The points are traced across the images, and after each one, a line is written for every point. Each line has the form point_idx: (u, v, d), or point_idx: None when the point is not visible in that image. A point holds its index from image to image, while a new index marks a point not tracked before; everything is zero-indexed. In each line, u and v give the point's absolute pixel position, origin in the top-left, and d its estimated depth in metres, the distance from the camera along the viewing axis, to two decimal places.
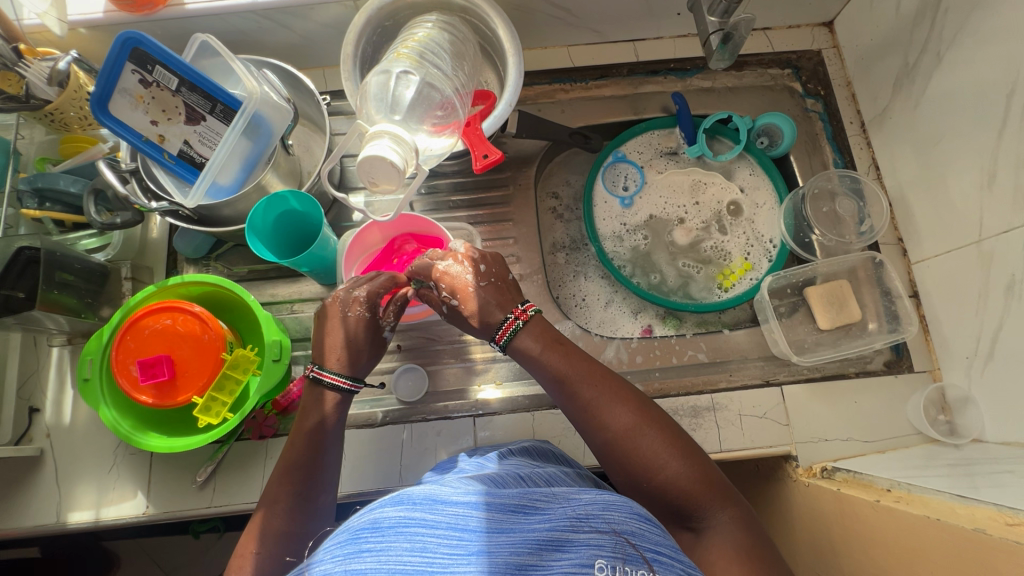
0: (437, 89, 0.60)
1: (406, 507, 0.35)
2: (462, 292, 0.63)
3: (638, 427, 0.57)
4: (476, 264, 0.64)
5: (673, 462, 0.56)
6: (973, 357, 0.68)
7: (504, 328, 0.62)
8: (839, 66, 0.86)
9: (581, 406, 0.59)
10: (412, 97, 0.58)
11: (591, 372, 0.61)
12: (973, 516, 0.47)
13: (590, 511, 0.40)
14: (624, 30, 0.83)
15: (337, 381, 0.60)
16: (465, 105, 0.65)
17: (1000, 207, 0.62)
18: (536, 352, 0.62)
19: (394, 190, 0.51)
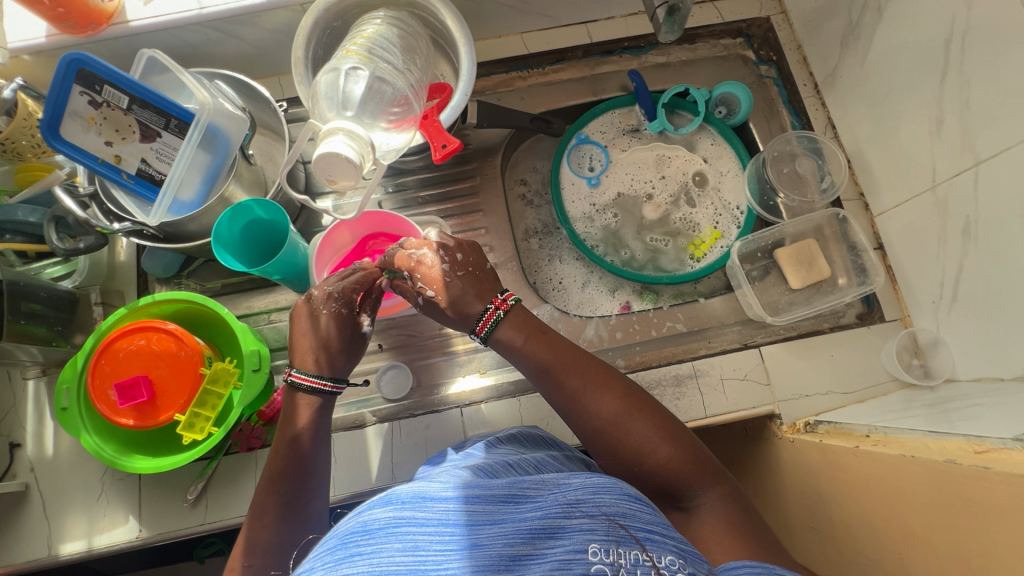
0: (388, 83, 0.60)
1: (395, 507, 0.35)
2: (437, 283, 0.63)
3: (625, 412, 0.58)
4: (449, 252, 0.64)
5: (662, 446, 0.56)
6: (938, 300, 0.70)
7: (484, 319, 0.63)
8: (788, 31, 0.87)
9: (569, 394, 0.60)
10: (363, 92, 0.59)
11: (577, 361, 0.61)
12: (944, 448, 0.48)
13: (581, 495, 0.40)
14: (574, 12, 0.84)
15: (315, 383, 0.61)
16: (421, 98, 0.66)
17: (949, 152, 0.64)
18: (520, 344, 0.62)
19: (353, 186, 0.51)
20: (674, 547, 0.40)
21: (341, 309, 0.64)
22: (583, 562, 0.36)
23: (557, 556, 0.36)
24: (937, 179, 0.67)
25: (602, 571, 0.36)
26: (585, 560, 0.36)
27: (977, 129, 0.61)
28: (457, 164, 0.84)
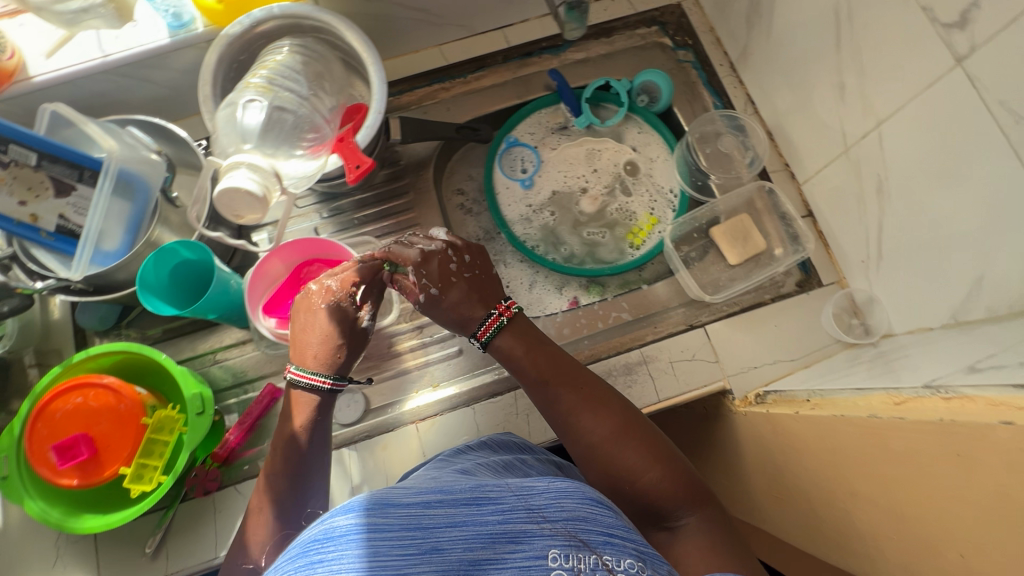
0: (289, 112, 0.61)
1: (356, 513, 0.35)
2: (443, 282, 0.64)
3: (620, 433, 0.57)
4: (456, 254, 0.65)
5: (652, 469, 0.55)
6: (867, 260, 0.71)
7: (487, 324, 0.64)
8: (699, 15, 0.89)
9: (562, 407, 0.60)
10: (263, 122, 0.60)
11: (575, 374, 0.62)
12: (868, 402, 0.49)
13: (544, 501, 0.40)
14: (487, 19, 0.85)
15: (314, 382, 0.61)
16: (329, 123, 0.67)
17: (854, 115, 0.66)
18: (519, 354, 0.63)
19: (260, 218, 0.50)
20: (636, 552, 0.39)
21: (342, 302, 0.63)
22: (542, 568, 0.36)
23: (517, 563, 0.36)
24: (849, 142, 0.68)
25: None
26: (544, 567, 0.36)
27: (874, 90, 0.62)
28: (390, 182, 0.85)
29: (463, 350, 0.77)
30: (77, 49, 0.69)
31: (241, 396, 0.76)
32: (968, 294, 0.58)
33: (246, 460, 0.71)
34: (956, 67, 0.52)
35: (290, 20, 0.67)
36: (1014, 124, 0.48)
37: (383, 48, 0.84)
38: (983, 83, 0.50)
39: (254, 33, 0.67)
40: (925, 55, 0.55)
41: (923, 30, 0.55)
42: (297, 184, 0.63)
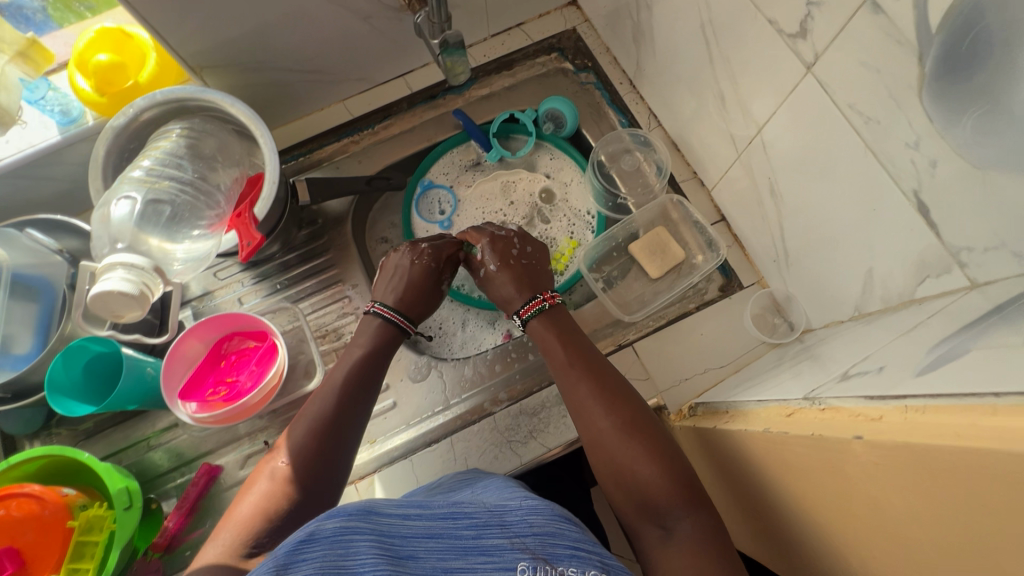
0: (165, 204, 0.63)
1: (342, 517, 0.39)
2: (504, 262, 0.74)
3: (627, 428, 0.58)
4: (519, 242, 0.76)
5: (652, 466, 0.55)
6: (777, 259, 0.72)
7: (528, 306, 0.71)
8: (595, 37, 0.91)
9: (575, 394, 0.62)
10: (137, 217, 0.61)
11: (597, 364, 0.64)
12: (764, 415, 0.50)
13: (515, 518, 0.44)
14: (385, 69, 0.86)
15: (394, 318, 0.70)
16: (217, 205, 0.69)
17: (739, 121, 0.68)
18: (547, 340, 0.68)
19: (142, 315, 0.50)
20: (600, 564, 0.43)
21: (428, 262, 0.74)
22: None
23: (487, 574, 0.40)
24: (741, 147, 0.70)
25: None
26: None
27: (750, 98, 0.64)
28: (310, 241, 0.85)
29: (398, 401, 0.77)
30: None
31: (179, 480, 0.75)
32: (864, 287, 0.59)
33: (188, 545, 0.70)
34: (808, 73, 0.53)
35: (175, 103, 0.68)
36: (865, 126, 0.49)
37: (286, 112, 0.85)
38: (833, 88, 0.51)
39: (143, 120, 0.68)
40: (781, 63, 0.57)
41: (773, 40, 0.56)
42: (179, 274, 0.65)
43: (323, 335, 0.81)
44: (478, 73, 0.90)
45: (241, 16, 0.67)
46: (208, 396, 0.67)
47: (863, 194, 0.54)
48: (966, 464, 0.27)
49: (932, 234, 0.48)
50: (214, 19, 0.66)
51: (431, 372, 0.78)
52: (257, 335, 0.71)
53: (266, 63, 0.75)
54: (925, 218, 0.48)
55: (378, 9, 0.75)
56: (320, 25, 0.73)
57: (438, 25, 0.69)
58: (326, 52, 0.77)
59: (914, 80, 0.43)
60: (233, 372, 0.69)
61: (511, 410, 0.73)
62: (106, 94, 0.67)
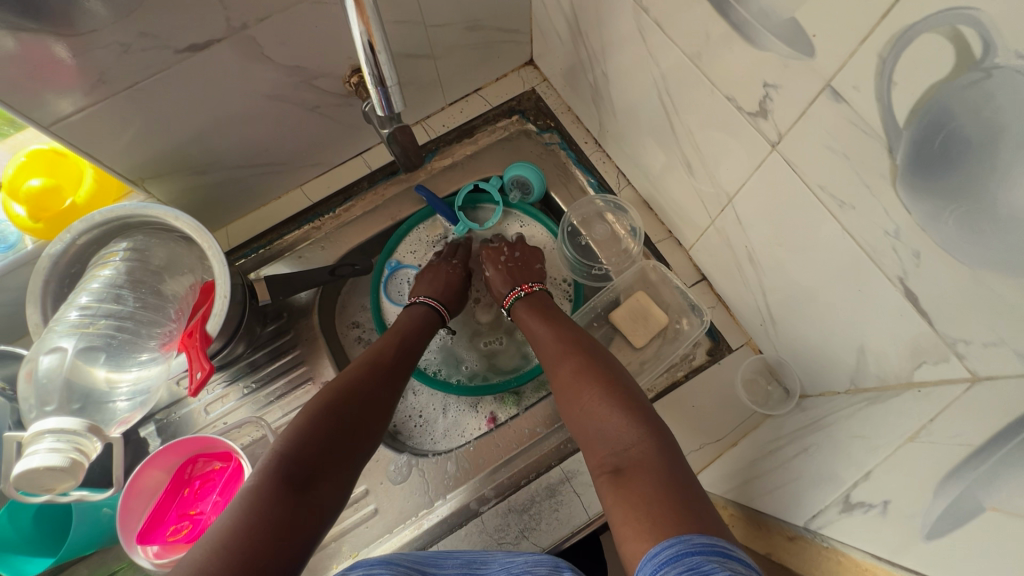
0: (99, 350, 0.59)
1: (366, 568, 0.46)
2: (495, 265, 0.80)
3: (582, 374, 0.63)
4: (507, 248, 0.81)
5: (602, 402, 0.59)
6: (763, 323, 0.68)
7: (509, 296, 0.77)
8: (555, 97, 0.88)
9: (544, 355, 0.69)
10: (68, 370, 0.57)
11: (565, 328, 0.70)
12: (771, 540, 0.48)
13: (520, 566, 0.51)
14: (342, 151, 0.83)
15: (428, 304, 0.77)
16: (167, 331, 0.65)
17: (709, 187, 0.65)
18: (525, 316, 0.74)
19: (77, 484, 0.46)
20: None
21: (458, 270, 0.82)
22: None
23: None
24: (714, 211, 0.67)
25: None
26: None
27: (716, 166, 0.61)
28: (276, 337, 0.81)
29: (380, 507, 0.72)
30: None
31: None
32: (858, 363, 0.55)
33: None
34: (773, 151, 0.50)
35: (114, 222, 0.64)
36: (840, 209, 0.46)
37: (241, 206, 0.81)
38: (802, 167, 0.48)
39: (82, 243, 0.63)
40: (744, 137, 0.53)
41: (732, 115, 0.53)
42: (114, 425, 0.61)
43: None
44: (439, 143, 0.87)
45: (177, 125, 0.64)
46: (171, 535, 0.61)
47: (847, 273, 0.50)
48: None
49: (924, 322, 0.44)
50: (148, 132, 0.62)
51: (413, 472, 0.74)
52: (221, 455, 0.67)
53: (212, 164, 0.72)
54: (915, 306, 0.44)
55: (324, 97, 0.72)
56: (265, 120, 0.70)
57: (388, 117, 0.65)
58: (274, 145, 0.74)
59: (886, 171, 0.40)
60: (201, 500, 0.65)
61: (499, 509, 0.68)
62: (42, 219, 0.64)
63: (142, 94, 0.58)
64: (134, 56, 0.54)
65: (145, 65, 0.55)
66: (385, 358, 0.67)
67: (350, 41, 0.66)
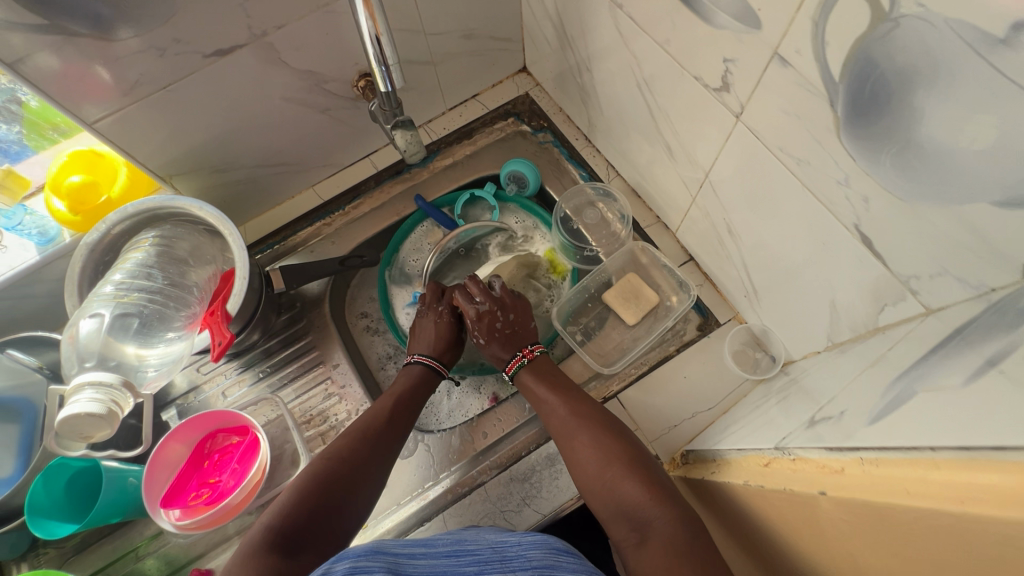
0: (133, 314, 0.64)
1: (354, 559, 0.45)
2: (488, 331, 0.77)
3: (599, 446, 0.62)
4: (501, 314, 0.77)
5: (625, 477, 0.59)
6: (748, 295, 0.72)
7: (512, 363, 0.75)
8: (548, 99, 0.95)
9: (554, 421, 0.68)
10: (104, 330, 0.63)
11: (571, 393, 0.69)
12: (744, 465, 0.48)
13: (514, 553, 0.53)
14: (351, 153, 0.90)
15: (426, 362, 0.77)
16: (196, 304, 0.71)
17: (688, 166, 0.70)
18: (525, 379, 0.73)
19: (111, 433, 0.50)
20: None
21: (449, 317, 0.81)
22: None
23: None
24: (695, 191, 0.72)
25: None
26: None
27: (692, 145, 0.66)
28: (290, 325, 0.86)
29: (388, 481, 0.75)
30: None
31: None
32: (831, 317, 0.58)
33: None
34: (738, 121, 0.55)
35: (147, 213, 0.70)
36: (798, 166, 0.51)
37: (259, 204, 0.88)
38: (763, 134, 0.53)
39: (115, 233, 0.69)
40: (712, 114, 0.59)
41: (701, 93, 0.58)
42: (151, 380, 0.67)
43: (308, 420, 0.80)
44: (440, 144, 0.94)
45: (204, 125, 0.71)
46: (192, 500, 0.66)
47: (812, 231, 0.54)
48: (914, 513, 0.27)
49: (880, 265, 0.48)
50: (178, 131, 0.69)
51: (419, 447, 0.77)
52: (237, 430, 0.71)
53: (232, 164, 0.78)
54: (872, 250, 0.48)
55: (334, 101, 0.79)
56: (281, 122, 0.77)
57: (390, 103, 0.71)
58: (288, 146, 0.81)
59: (831, 124, 0.45)
60: (218, 472, 0.69)
61: (501, 479, 0.72)
62: (80, 213, 0.71)
63: (174, 95, 0.65)
64: (169, 59, 0.61)
65: (178, 68, 0.62)
66: (376, 422, 0.69)
67: (358, 48, 0.73)
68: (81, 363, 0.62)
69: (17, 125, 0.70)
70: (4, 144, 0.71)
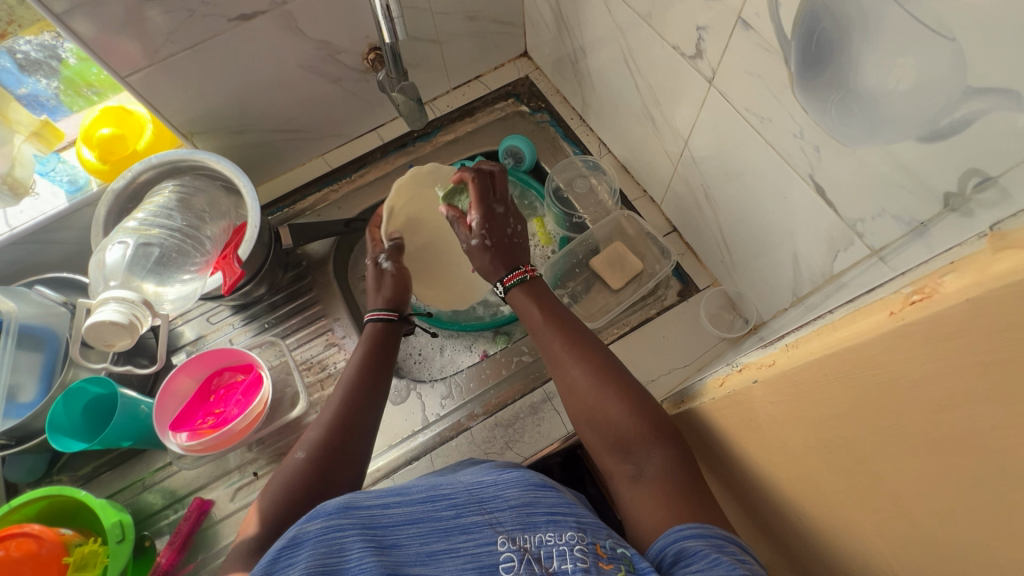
0: (154, 245, 0.70)
1: (322, 518, 0.43)
2: (495, 235, 0.73)
3: (598, 379, 0.60)
4: (512, 221, 0.75)
5: (622, 412, 0.57)
6: (724, 260, 0.77)
7: (513, 274, 0.71)
8: (546, 82, 1.01)
9: (552, 349, 0.65)
10: (128, 258, 0.69)
11: (567, 325, 0.66)
12: (703, 389, 0.52)
13: (491, 494, 0.48)
14: (360, 124, 0.96)
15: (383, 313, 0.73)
16: (207, 245, 0.77)
17: (669, 136, 0.75)
18: (520, 305, 0.70)
19: (130, 343, 0.56)
20: (576, 525, 0.47)
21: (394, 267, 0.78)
22: (493, 554, 0.44)
23: (468, 550, 0.44)
24: (676, 161, 0.77)
25: (510, 557, 0.43)
26: (494, 551, 0.44)
27: (673, 115, 0.71)
28: (295, 282, 0.91)
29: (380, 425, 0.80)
30: None
31: (172, 517, 0.77)
32: (795, 271, 0.63)
33: None
34: (712, 87, 0.61)
35: (167, 165, 0.76)
36: (761, 124, 0.56)
37: (271, 168, 0.94)
38: (731, 97, 0.58)
39: (138, 181, 0.75)
40: (689, 82, 0.64)
41: (679, 62, 0.64)
42: (173, 305, 0.73)
43: (309, 367, 0.85)
44: (443, 120, 1.00)
45: (226, 87, 0.77)
46: (198, 425, 0.72)
47: (774, 187, 0.59)
48: (816, 371, 0.31)
49: (832, 212, 0.53)
50: (201, 90, 0.76)
51: (411, 394, 0.82)
52: (243, 368, 0.76)
53: (248, 127, 0.84)
54: (825, 199, 0.53)
55: (345, 72, 0.85)
56: (296, 89, 0.83)
57: (396, 68, 0.78)
58: (301, 113, 0.87)
59: (785, 80, 0.50)
60: (223, 404, 0.74)
61: (487, 424, 0.76)
62: (108, 161, 0.77)
63: (200, 55, 0.71)
64: (196, 21, 0.67)
65: (204, 30, 0.68)
66: (362, 371, 0.67)
67: (369, 22, 0.79)
68: (106, 282, 0.67)
69: (55, 81, 0.76)
70: (42, 99, 0.78)
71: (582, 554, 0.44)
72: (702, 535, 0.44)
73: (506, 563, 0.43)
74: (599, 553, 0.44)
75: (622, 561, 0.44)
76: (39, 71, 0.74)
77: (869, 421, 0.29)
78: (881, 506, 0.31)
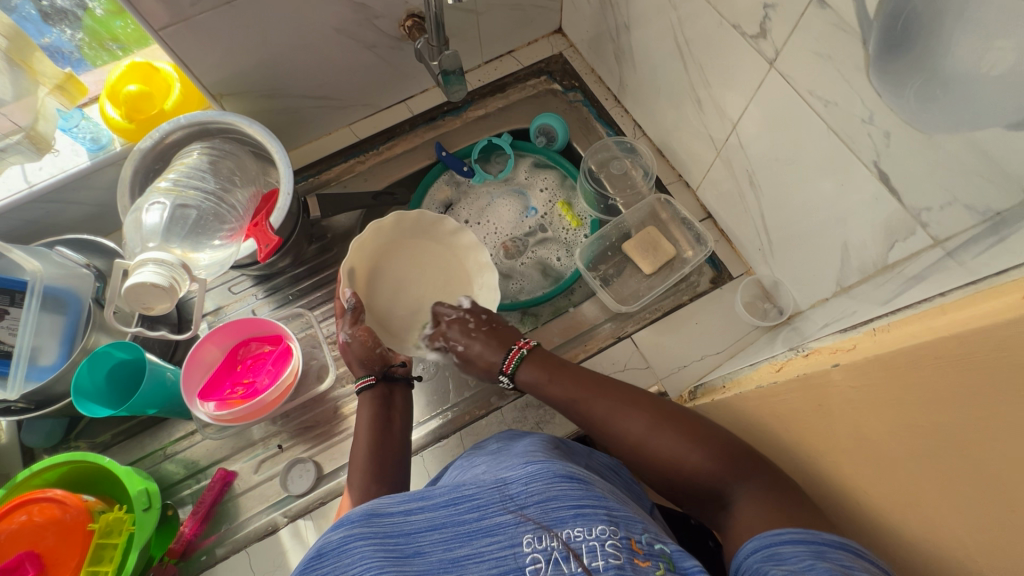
0: (190, 207, 0.68)
1: (345, 528, 0.44)
2: (466, 336, 0.71)
3: (652, 427, 0.56)
4: (473, 315, 0.72)
5: (692, 451, 0.53)
6: (762, 248, 0.76)
7: (509, 359, 0.67)
8: (580, 60, 0.99)
9: (595, 413, 0.60)
10: (165, 220, 0.67)
11: (600, 384, 0.62)
12: (756, 374, 0.51)
13: (517, 488, 0.47)
14: (389, 95, 0.93)
15: (366, 381, 0.68)
16: (239, 212, 0.75)
17: (714, 119, 0.74)
18: (545, 384, 0.64)
19: (170, 306, 0.55)
20: (607, 517, 0.45)
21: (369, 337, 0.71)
22: (519, 555, 0.43)
23: (493, 553, 0.43)
24: (719, 146, 0.76)
25: (536, 558, 0.42)
26: (519, 553, 0.43)
27: (722, 98, 0.70)
28: (319, 254, 0.89)
29: None
30: (5, 184, 0.74)
31: (195, 486, 0.76)
32: (842, 260, 0.62)
33: (205, 550, 0.70)
34: (772, 69, 0.59)
35: (197, 126, 0.73)
36: (826, 109, 0.55)
37: (297, 136, 0.91)
38: (795, 79, 0.57)
39: (165, 142, 0.72)
40: (746, 63, 0.63)
41: (737, 42, 0.62)
42: (206, 270, 0.70)
43: (334, 342, 0.84)
44: (475, 94, 0.97)
45: (260, 47, 0.74)
46: (226, 395, 0.70)
47: (831, 175, 0.58)
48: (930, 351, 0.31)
49: (895, 201, 0.52)
50: (235, 48, 0.72)
51: (438, 372, 0.81)
52: (271, 338, 0.75)
53: (279, 91, 0.82)
54: (888, 186, 0.52)
55: (380, 38, 0.83)
56: (330, 54, 0.80)
57: (439, 38, 0.76)
58: (333, 80, 0.85)
59: (861, 62, 0.49)
60: (250, 376, 0.72)
61: (517, 403, 0.76)
62: (134, 120, 0.74)
63: (236, 11, 0.68)
64: None
65: None
66: (393, 423, 0.66)
67: None
68: (144, 244, 0.65)
69: (78, 32, 0.74)
70: (65, 52, 0.76)
71: (615, 549, 0.43)
72: (802, 541, 0.40)
73: (533, 566, 0.42)
74: (633, 549, 0.43)
75: (660, 558, 0.43)
76: (63, 22, 0.72)
77: (988, 399, 0.29)
78: (976, 494, 0.31)
